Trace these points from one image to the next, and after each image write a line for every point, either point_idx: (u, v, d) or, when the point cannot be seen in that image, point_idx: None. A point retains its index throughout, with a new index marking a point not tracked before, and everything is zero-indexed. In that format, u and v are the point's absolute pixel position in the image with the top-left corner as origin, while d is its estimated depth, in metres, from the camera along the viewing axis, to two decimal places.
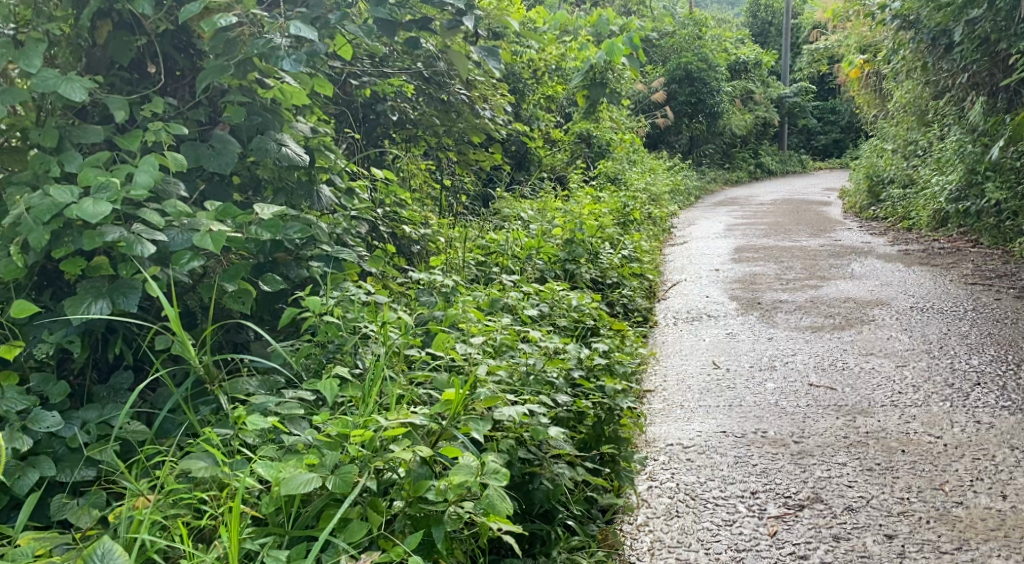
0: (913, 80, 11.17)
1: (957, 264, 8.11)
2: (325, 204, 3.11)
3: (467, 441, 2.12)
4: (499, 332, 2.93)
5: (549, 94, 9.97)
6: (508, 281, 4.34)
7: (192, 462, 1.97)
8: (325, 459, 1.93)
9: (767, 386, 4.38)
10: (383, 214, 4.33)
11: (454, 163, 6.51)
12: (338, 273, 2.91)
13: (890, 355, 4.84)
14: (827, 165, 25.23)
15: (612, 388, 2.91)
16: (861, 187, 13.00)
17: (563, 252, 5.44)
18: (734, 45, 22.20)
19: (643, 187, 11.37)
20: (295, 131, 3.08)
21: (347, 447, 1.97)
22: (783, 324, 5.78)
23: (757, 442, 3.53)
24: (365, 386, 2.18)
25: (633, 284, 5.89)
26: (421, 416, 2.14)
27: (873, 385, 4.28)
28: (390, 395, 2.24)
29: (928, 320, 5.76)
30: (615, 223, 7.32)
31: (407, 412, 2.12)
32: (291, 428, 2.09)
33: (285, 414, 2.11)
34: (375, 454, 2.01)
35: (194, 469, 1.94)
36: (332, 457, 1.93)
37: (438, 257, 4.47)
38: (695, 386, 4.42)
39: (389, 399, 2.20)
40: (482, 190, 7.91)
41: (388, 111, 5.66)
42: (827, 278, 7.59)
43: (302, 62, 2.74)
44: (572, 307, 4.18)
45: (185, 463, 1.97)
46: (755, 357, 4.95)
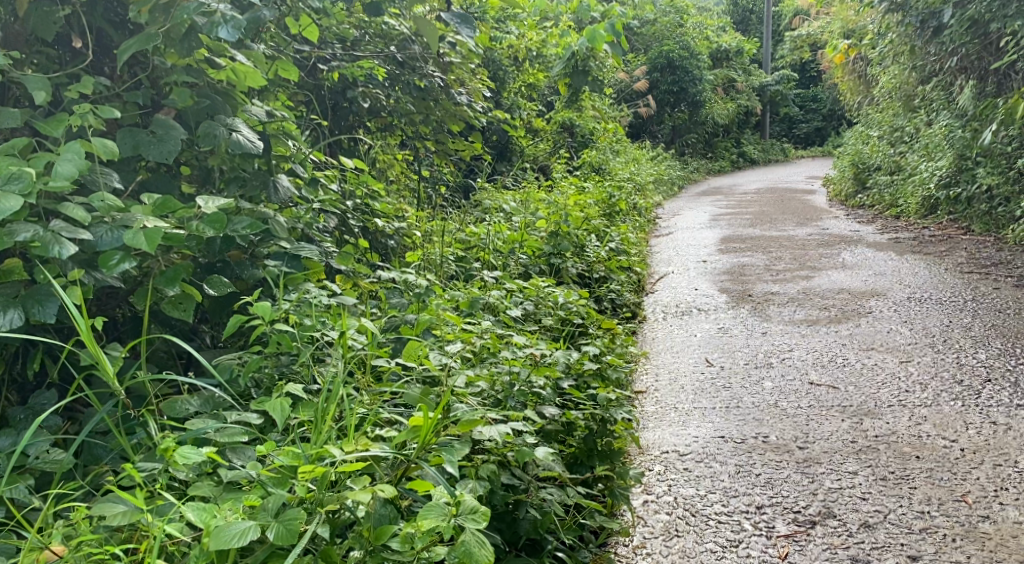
0: (899, 65, 10.97)
1: (950, 252, 7.89)
2: (283, 196, 2.76)
3: (440, 473, 1.86)
4: (478, 337, 2.66)
5: (531, 82, 9.69)
6: (490, 278, 4.08)
7: (108, 507, 1.72)
8: (267, 502, 1.67)
9: (765, 385, 4.13)
10: (354, 207, 4.05)
11: (431, 153, 6.23)
12: (297, 273, 2.66)
13: (892, 351, 4.59)
14: (810, 154, 25.07)
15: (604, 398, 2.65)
16: (846, 175, 12.80)
17: (547, 245, 5.15)
18: (716, 33, 21.99)
19: (627, 177, 11.12)
20: (251, 115, 2.78)
21: (295, 485, 1.70)
22: (777, 317, 5.52)
23: (759, 449, 3.29)
24: (320, 409, 1.91)
25: (621, 278, 5.64)
26: (384, 445, 1.86)
27: (878, 383, 4.04)
28: (349, 419, 1.96)
29: (927, 311, 5.52)
30: (600, 214, 7.05)
31: (367, 441, 1.85)
32: (232, 457, 1.83)
33: (224, 442, 1.84)
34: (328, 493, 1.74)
35: (108, 517, 1.69)
36: (277, 499, 1.66)
37: (414, 252, 4.20)
38: (689, 386, 4.16)
39: (349, 424, 1.93)
40: (462, 181, 7.63)
41: (360, 98, 5.37)
42: (819, 268, 7.37)
43: (243, 29, 2.51)
44: (560, 306, 3.94)
45: (99, 508, 1.72)
46: (750, 353, 4.70)
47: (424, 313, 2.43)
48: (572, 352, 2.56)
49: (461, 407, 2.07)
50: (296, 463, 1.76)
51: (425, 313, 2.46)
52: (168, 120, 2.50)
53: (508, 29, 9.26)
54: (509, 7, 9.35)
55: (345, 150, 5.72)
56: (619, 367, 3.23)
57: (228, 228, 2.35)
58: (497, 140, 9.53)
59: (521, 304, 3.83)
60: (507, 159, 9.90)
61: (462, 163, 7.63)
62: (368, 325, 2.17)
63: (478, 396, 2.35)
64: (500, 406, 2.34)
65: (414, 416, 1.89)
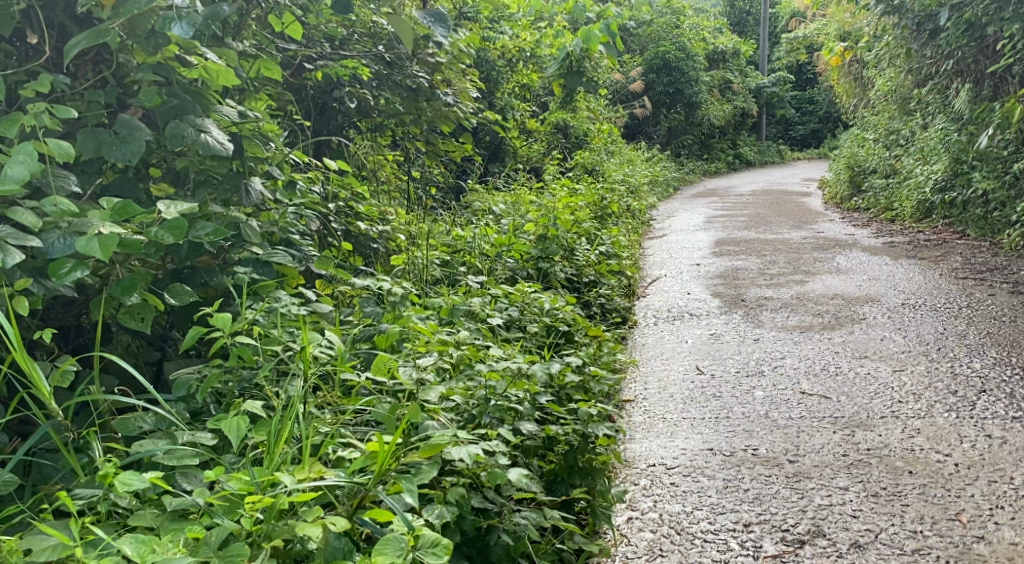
0: (896, 68, 10.90)
1: (945, 257, 7.81)
2: (255, 199, 2.67)
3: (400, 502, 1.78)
4: (455, 349, 2.56)
5: (525, 82, 9.60)
6: (475, 284, 4.00)
7: (35, 540, 1.63)
8: (211, 535, 1.61)
9: (756, 394, 4.03)
10: (336, 209, 3.95)
11: (420, 153, 6.14)
12: (268, 280, 2.58)
13: (886, 359, 4.50)
14: (806, 156, 25.02)
15: (586, 413, 2.57)
16: (842, 178, 12.72)
17: (535, 249, 5.04)
18: (713, 35, 21.93)
19: (621, 178, 11.03)
20: (223, 114, 2.68)
21: (241, 517, 1.64)
22: (769, 323, 5.43)
23: (748, 462, 3.20)
24: (274, 432, 1.83)
25: (612, 282, 5.54)
26: (341, 472, 1.78)
27: (871, 393, 3.95)
28: (306, 441, 1.88)
29: (921, 318, 5.43)
30: (592, 216, 6.96)
31: (322, 468, 1.77)
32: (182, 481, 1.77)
33: (174, 465, 1.77)
34: (278, 524, 1.68)
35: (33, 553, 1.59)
36: (220, 532, 1.61)
37: (397, 256, 4.11)
38: (678, 395, 4.06)
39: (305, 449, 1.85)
40: (453, 183, 7.54)
41: (347, 98, 5.28)
42: (813, 273, 7.28)
43: (197, 24, 2.36)
44: (546, 311, 3.90)
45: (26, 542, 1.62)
46: (741, 361, 4.60)
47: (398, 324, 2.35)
48: (552, 365, 2.47)
49: (429, 427, 1.99)
50: (247, 490, 1.71)
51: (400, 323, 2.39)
52: (133, 120, 2.40)
53: (501, 28, 9.16)
54: (503, 6, 9.26)
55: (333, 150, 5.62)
56: (602, 379, 3.14)
57: (191, 233, 2.26)
58: (490, 140, 9.44)
59: (505, 311, 3.75)
60: (501, 160, 9.81)
61: (454, 164, 7.54)
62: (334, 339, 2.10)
63: (452, 412, 2.26)
64: (474, 422, 2.24)
65: (370, 443, 1.82)
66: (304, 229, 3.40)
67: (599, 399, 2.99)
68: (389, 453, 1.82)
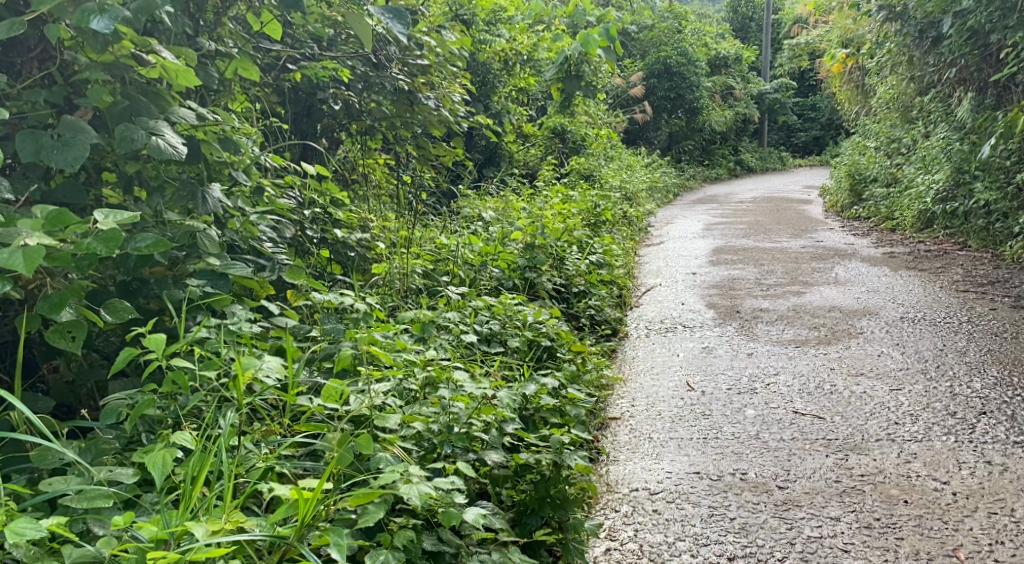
0: (898, 75, 10.75)
1: (945, 268, 7.65)
2: (212, 207, 2.54)
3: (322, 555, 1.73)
4: (419, 369, 2.59)
5: (521, 86, 9.51)
6: (456, 295, 3.84)
7: None
8: None
9: (747, 413, 3.89)
10: (312, 216, 3.83)
11: (410, 158, 6.01)
12: (223, 294, 2.45)
13: (883, 377, 4.35)
14: (808, 163, 24.83)
15: (558, 440, 2.49)
16: (842, 185, 12.57)
17: (523, 258, 4.87)
18: (715, 40, 21.80)
19: (619, 184, 10.88)
20: (178, 114, 2.54)
21: None
22: (764, 336, 5.28)
23: (736, 488, 3.05)
24: (191, 476, 1.80)
25: (602, 293, 5.39)
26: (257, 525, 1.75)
27: (866, 414, 3.79)
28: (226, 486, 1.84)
29: (920, 333, 5.28)
30: (585, 224, 6.82)
31: (239, 519, 1.73)
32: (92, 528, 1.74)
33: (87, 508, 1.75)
34: None
35: None
36: None
37: (376, 266, 3.98)
38: (666, 413, 3.91)
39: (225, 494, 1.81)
40: (444, 187, 7.40)
41: (331, 100, 5.15)
42: (810, 283, 7.13)
43: (118, 20, 2.24)
44: (528, 325, 3.77)
45: None
46: (733, 376, 4.45)
47: (355, 343, 2.28)
48: (519, 393, 2.50)
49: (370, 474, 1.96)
50: (157, 541, 1.67)
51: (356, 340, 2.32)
52: (78, 121, 2.27)
53: (498, 31, 9.03)
54: (499, 9, 9.12)
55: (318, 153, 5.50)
56: (580, 401, 3.01)
57: (129, 245, 2.13)
58: (485, 144, 9.30)
59: (486, 323, 3.61)
60: (496, 164, 9.68)
61: (446, 169, 7.41)
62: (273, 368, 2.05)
63: (413, 439, 2.29)
64: (434, 452, 2.27)
65: (293, 490, 1.79)
66: (272, 236, 3.27)
67: (576, 424, 2.87)
68: (312, 502, 1.78)
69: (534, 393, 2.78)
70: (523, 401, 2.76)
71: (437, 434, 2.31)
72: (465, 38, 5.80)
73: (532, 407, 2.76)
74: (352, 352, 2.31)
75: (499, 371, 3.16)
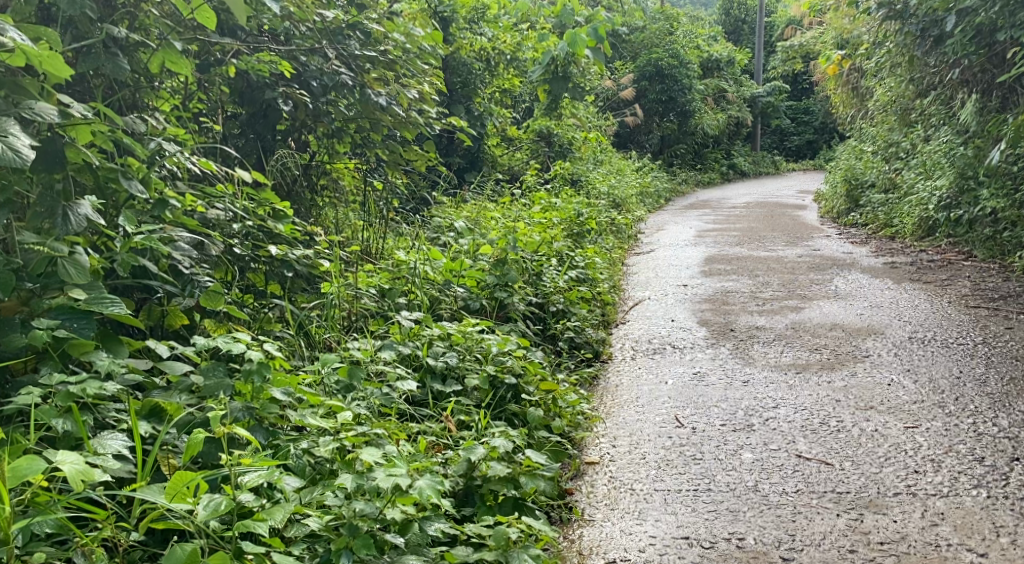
0: (896, 77, 10.26)
1: (952, 281, 7.17)
2: (77, 226, 2.20)
3: None
4: (330, 438, 2.34)
5: (505, 87, 9.12)
6: (408, 321, 3.35)
7: None
8: None
9: (744, 457, 3.39)
10: (242, 230, 3.39)
11: (379, 161, 5.55)
12: (84, 338, 2.15)
13: (896, 411, 3.85)
14: (801, 168, 24.34)
15: (500, 536, 2.25)
16: (838, 192, 12.09)
17: (492, 275, 4.35)
18: (708, 43, 21.35)
19: (607, 190, 10.34)
20: (34, 107, 2.09)
21: None
22: (762, 361, 4.76)
23: (732, 561, 2.62)
24: None
25: (583, 311, 4.90)
26: None
27: (881, 458, 3.30)
28: None
29: (933, 357, 4.77)
30: (567, 234, 6.33)
31: None
32: None
33: None
34: None
35: None
36: None
37: (325, 286, 3.54)
38: (651, 456, 3.43)
39: None
40: (418, 194, 6.92)
41: (281, 99, 4.57)
42: (809, 297, 6.65)
43: None
44: (491, 358, 3.29)
45: None
46: (727, 410, 3.94)
47: (210, 422, 2.00)
48: (441, 483, 2.20)
49: None
50: None
51: (218, 414, 2.05)
52: None
53: (479, 29, 8.56)
54: (482, 6, 8.65)
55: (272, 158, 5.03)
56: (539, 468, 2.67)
57: None
58: (466, 148, 8.83)
59: (442, 356, 3.18)
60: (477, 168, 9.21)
61: (420, 174, 6.93)
62: (67, 473, 1.82)
63: (306, 540, 2.09)
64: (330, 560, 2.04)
65: None
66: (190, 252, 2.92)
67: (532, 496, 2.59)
68: None
69: (482, 460, 2.54)
70: (469, 471, 2.54)
71: (335, 537, 2.07)
72: (435, 34, 5.34)
73: (478, 479, 2.52)
74: (214, 429, 2.04)
75: (451, 421, 2.85)
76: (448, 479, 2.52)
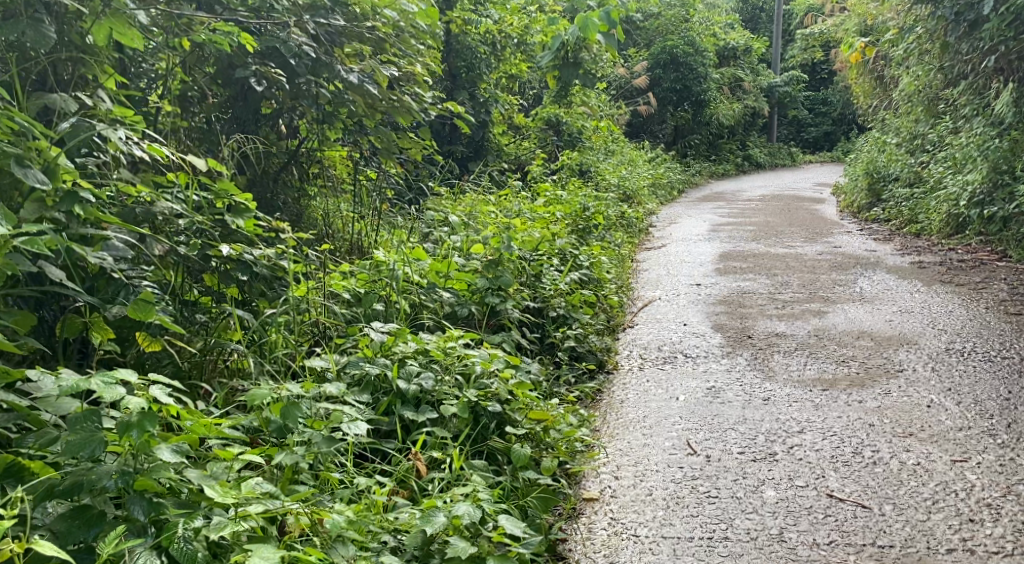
0: (925, 65, 9.69)
1: (987, 283, 6.67)
2: None
3: None
4: (217, 524, 1.92)
5: (512, 73, 8.64)
6: (379, 335, 2.98)
7: None
8: None
9: (766, 495, 2.93)
10: (190, 227, 2.94)
11: (372, 148, 5.10)
12: None
13: (941, 441, 3.38)
14: (819, 160, 23.68)
15: None
16: (859, 185, 11.55)
17: (483, 278, 3.91)
18: (724, 30, 20.73)
19: (618, 181, 9.83)
20: None
21: None
22: (784, 374, 4.28)
23: None
24: None
25: (585, 318, 4.46)
26: None
27: (927, 502, 2.85)
28: None
29: (976, 374, 4.28)
30: (571, 230, 5.86)
31: None
32: None
33: None
34: None
35: None
36: None
37: (302, 289, 3.18)
38: (659, 492, 2.97)
39: None
40: (414, 184, 6.46)
41: (254, 79, 4.06)
42: (832, 300, 6.16)
43: None
44: (474, 380, 2.98)
45: None
46: (747, 435, 3.47)
47: None
48: None
49: None
50: None
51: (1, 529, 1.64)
52: None
53: (485, 10, 8.07)
54: None
55: (261, 143, 4.55)
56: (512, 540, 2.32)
57: None
58: (469, 137, 8.34)
59: (419, 377, 2.85)
60: None
61: (416, 163, 6.47)
62: None
63: None
64: None
65: None
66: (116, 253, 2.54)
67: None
68: None
69: (441, 534, 2.22)
70: (426, 543, 2.21)
71: None
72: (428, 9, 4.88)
73: (436, 557, 2.19)
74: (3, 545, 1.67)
75: (420, 461, 2.57)
76: (403, 554, 2.19)
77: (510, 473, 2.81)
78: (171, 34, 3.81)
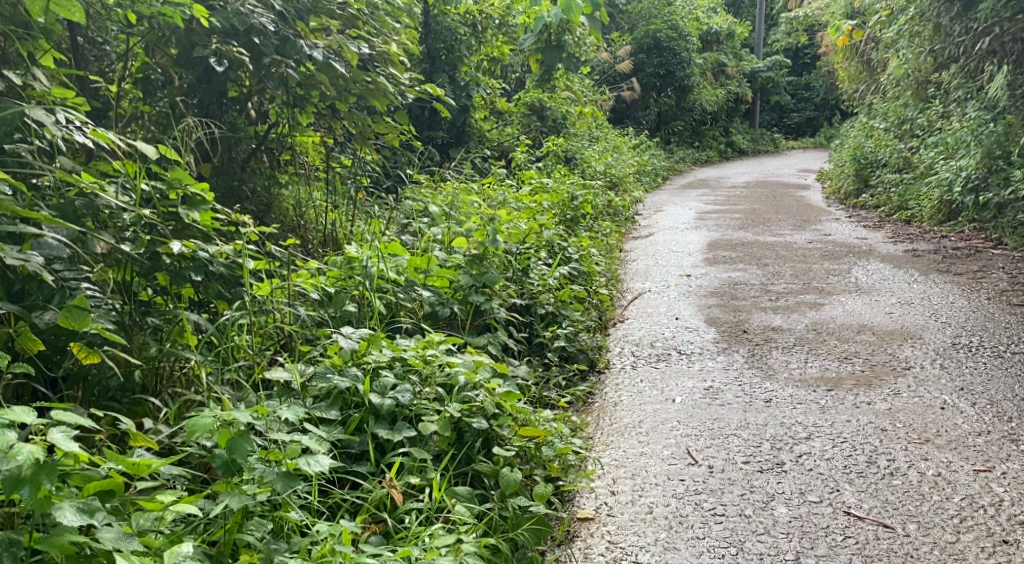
0: (915, 48, 9.50)
1: (985, 272, 6.47)
2: None
3: None
4: None
5: (493, 56, 8.33)
6: (350, 343, 2.73)
7: None
8: None
9: (778, 512, 2.67)
10: (137, 223, 2.61)
11: (346, 135, 4.80)
12: None
13: (961, 447, 3.14)
14: (802, 145, 23.55)
15: None
16: (846, 172, 11.32)
17: (465, 275, 3.64)
18: (707, 15, 20.46)
19: (604, 167, 9.56)
20: None
21: None
22: (784, 373, 4.02)
23: None
24: None
25: (575, 315, 4.19)
26: None
27: (954, 520, 2.62)
28: None
29: (987, 372, 4.04)
30: (557, 221, 5.59)
31: None
32: None
33: None
34: None
35: None
36: None
37: (264, 287, 2.89)
38: (661, 509, 2.70)
39: None
40: (392, 172, 6.15)
41: (213, 58, 3.70)
42: (828, 291, 5.92)
43: None
44: (457, 393, 2.73)
45: None
46: (750, 442, 3.20)
47: None
48: None
49: None
50: None
51: None
52: None
53: None
54: None
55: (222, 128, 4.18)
56: None
57: None
58: (450, 122, 7.99)
59: (396, 390, 2.60)
60: None
61: (393, 150, 6.15)
62: None
63: None
64: None
65: None
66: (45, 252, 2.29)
67: None
68: None
69: None
70: None
71: None
72: None
73: None
74: None
75: (397, 490, 2.33)
76: None
77: (499, 499, 2.56)
78: (125, 10, 3.48)
